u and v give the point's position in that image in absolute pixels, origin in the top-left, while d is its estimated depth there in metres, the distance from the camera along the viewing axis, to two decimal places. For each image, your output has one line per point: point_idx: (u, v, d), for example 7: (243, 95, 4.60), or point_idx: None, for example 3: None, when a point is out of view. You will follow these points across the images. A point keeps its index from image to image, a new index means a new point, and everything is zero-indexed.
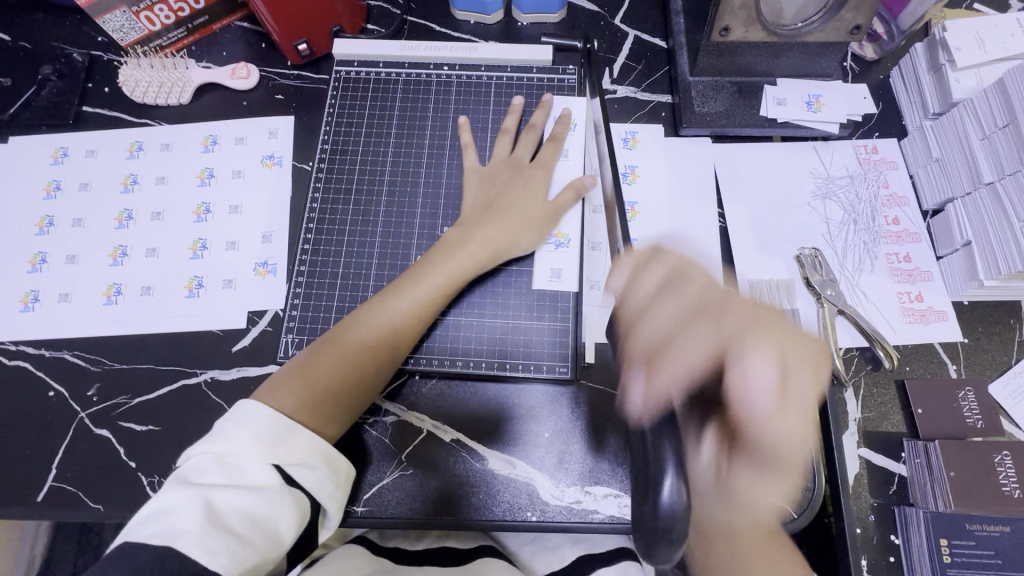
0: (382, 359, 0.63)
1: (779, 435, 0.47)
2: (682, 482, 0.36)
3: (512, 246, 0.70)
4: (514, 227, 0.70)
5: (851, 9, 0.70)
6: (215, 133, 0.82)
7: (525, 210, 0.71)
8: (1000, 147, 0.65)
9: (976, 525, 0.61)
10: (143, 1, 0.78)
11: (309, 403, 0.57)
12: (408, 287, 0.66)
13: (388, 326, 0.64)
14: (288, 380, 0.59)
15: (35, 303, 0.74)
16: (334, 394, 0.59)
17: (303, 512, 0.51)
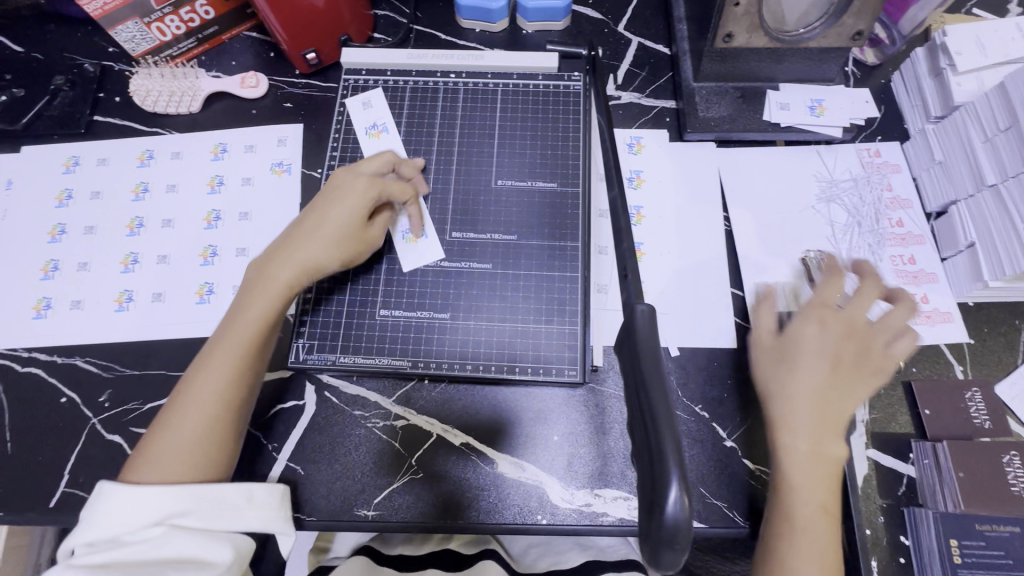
0: (228, 408, 0.60)
1: (810, 512, 0.57)
2: (685, 493, 0.35)
3: (327, 265, 0.66)
4: (331, 244, 0.66)
5: (852, 15, 0.71)
6: (225, 142, 0.83)
7: (345, 224, 0.67)
8: (1002, 149, 0.66)
9: (986, 525, 0.61)
10: (155, 13, 0.80)
11: (181, 465, 0.57)
12: (243, 313, 0.63)
13: (219, 381, 0.60)
14: (150, 455, 0.57)
15: (47, 310, 0.75)
16: (195, 457, 0.58)
17: (200, 543, 0.54)
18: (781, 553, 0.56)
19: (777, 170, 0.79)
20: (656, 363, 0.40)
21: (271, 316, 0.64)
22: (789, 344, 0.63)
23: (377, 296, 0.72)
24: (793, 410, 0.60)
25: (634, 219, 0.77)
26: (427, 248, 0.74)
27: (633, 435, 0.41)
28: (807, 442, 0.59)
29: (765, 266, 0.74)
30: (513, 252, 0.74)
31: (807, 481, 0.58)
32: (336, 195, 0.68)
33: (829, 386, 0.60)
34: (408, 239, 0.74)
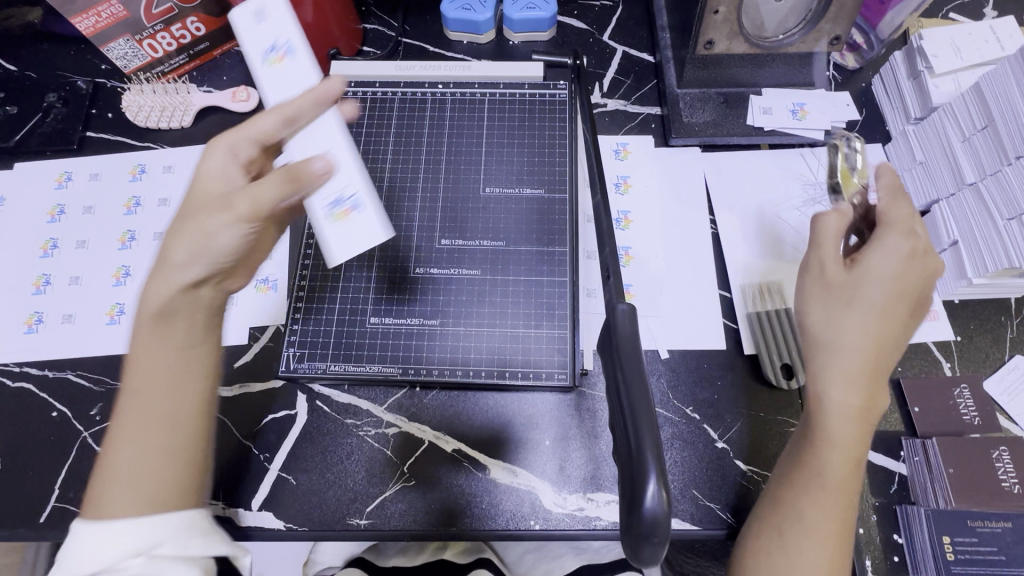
0: (139, 439, 0.50)
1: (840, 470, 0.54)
2: (663, 487, 0.36)
3: (182, 247, 0.51)
4: (214, 204, 0.51)
5: (829, 20, 0.73)
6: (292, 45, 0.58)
7: (200, 202, 0.53)
8: (979, 148, 0.67)
9: (978, 522, 0.61)
10: (146, 30, 0.81)
11: (143, 501, 0.49)
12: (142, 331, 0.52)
13: (131, 419, 0.51)
14: (103, 500, 0.49)
15: (39, 325, 0.75)
16: (155, 486, 0.50)
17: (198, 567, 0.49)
18: (797, 507, 0.55)
19: (762, 172, 0.80)
20: (637, 359, 0.41)
21: (157, 328, 0.52)
22: (861, 283, 0.56)
23: (367, 303, 0.73)
24: (841, 349, 0.55)
25: (623, 224, 0.77)
26: (367, 219, 0.54)
27: (614, 430, 0.42)
28: (846, 383, 0.54)
29: (752, 268, 0.75)
30: (502, 258, 0.75)
31: (841, 433, 0.54)
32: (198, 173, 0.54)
33: (892, 325, 0.55)
34: (336, 216, 0.55)
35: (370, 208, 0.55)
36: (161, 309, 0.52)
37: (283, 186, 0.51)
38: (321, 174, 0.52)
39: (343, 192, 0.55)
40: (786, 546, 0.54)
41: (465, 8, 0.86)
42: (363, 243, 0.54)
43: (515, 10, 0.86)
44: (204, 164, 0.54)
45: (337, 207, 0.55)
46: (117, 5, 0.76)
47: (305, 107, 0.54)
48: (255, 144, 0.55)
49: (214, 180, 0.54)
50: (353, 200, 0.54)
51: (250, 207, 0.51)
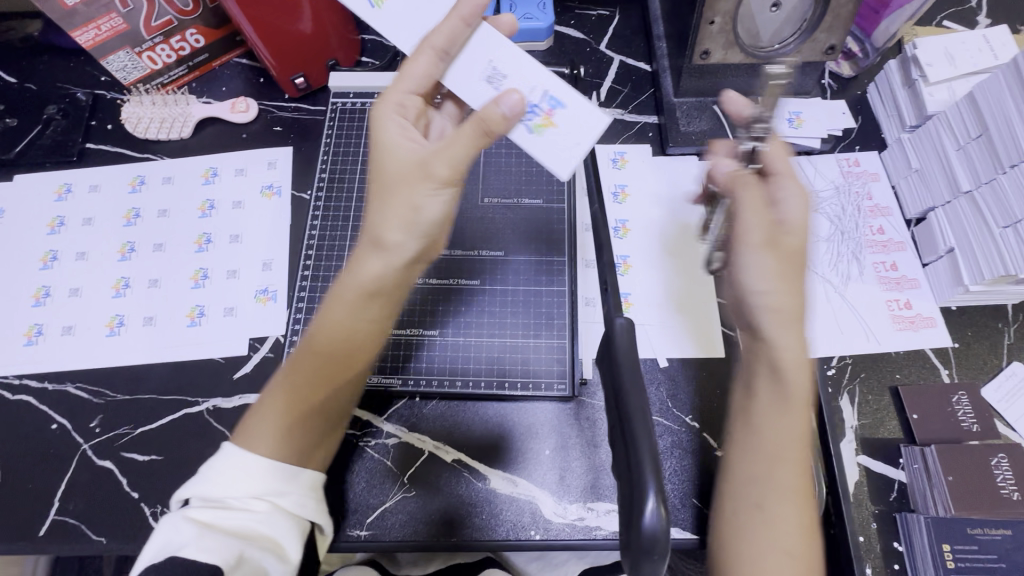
0: (313, 387, 0.57)
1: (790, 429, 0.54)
2: (661, 503, 0.36)
3: (387, 223, 0.55)
4: (428, 185, 0.54)
5: (824, 30, 0.73)
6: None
7: (397, 169, 0.56)
8: (975, 156, 0.67)
9: (977, 529, 0.61)
10: (146, 42, 0.81)
11: (282, 442, 0.56)
12: (344, 297, 0.56)
13: (310, 366, 0.57)
14: (258, 420, 0.57)
15: (38, 337, 0.75)
16: (292, 434, 0.56)
17: (302, 528, 0.55)
18: (772, 474, 0.53)
19: None
20: (635, 374, 0.41)
21: (357, 304, 0.56)
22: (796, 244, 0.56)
23: None
24: (783, 308, 0.54)
25: (620, 233, 0.78)
26: (572, 117, 0.57)
27: (615, 446, 0.42)
28: (796, 338, 0.55)
29: None
30: (502, 267, 0.75)
31: (801, 390, 0.54)
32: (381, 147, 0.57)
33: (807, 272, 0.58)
34: (538, 126, 0.57)
35: (572, 105, 0.57)
36: (364, 282, 0.56)
37: (475, 136, 0.53)
38: (512, 112, 0.53)
39: (535, 100, 0.57)
40: (769, 518, 0.52)
41: None
42: (586, 138, 0.57)
43: None
44: (376, 133, 0.58)
45: (535, 119, 0.57)
46: (117, 18, 0.77)
47: (451, 28, 0.56)
48: (415, 93, 0.59)
49: (388, 147, 0.57)
50: (547, 105, 0.57)
51: (452, 158, 0.54)
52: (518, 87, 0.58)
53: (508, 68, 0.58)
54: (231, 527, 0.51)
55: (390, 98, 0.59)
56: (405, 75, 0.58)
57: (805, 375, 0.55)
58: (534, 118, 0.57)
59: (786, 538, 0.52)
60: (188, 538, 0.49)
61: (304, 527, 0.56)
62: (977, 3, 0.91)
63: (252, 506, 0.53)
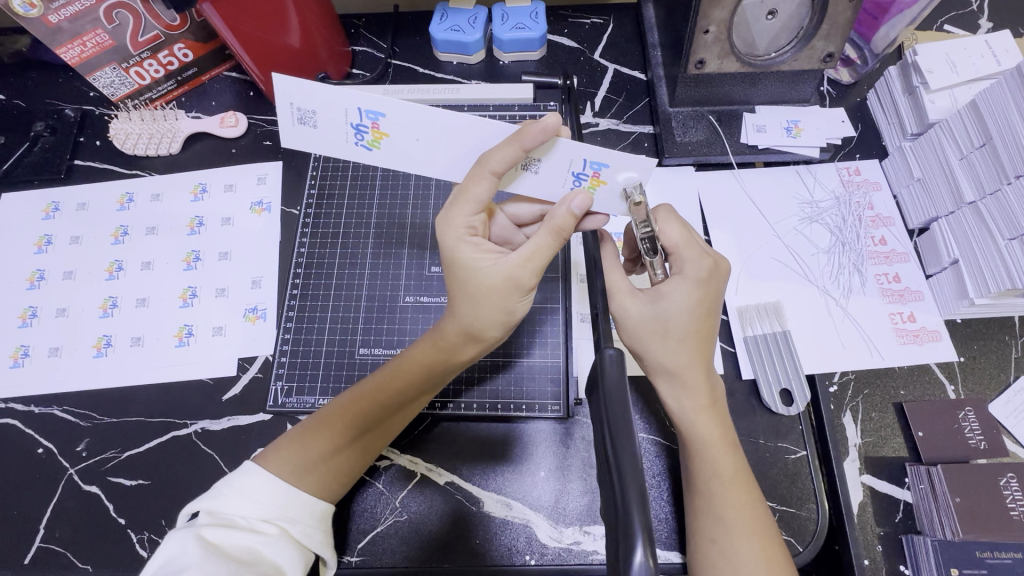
0: (362, 430, 0.58)
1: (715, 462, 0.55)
2: (651, 554, 0.34)
3: (477, 316, 0.56)
4: (523, 295, 0.56)
5: (821, 38, 0.72)
6: (376, 109, 0.51)
7: (487, 290, 0.55)
8: (978, 166, 0.65)
9: (986, 552, 0.59)
10: (132, 58, 0.80)
11: (307, 470, 0.56)
12: (420, 357, 0.59)
13: (369, 411, 0.58)
14: (291, 442, 0.57)
15: (25, 358, 0.74)
16: (323, 466, 0.57)
17: (307, 556, 0.54)
18: (712, 505, 0.53)
19: (756, 192, 0.79)
20: (626, 422, 0.41)
21: (430, 365, 0.59)
22: (667, 313, 0.56)
23: (356, 335, 0.73)
24: (673, 367, 0.56)
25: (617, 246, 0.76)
26: (620, 169, 0.53)
27: (604, 491, 0.41)
28: (690, 382, 0.56)
29: (748, 290, 0.74)
30: None
31: (707, 430, 0.56)
32: (467, 262, 0.56)
33: (702, 342, 0.57)
34: (589, 187, 0.56)
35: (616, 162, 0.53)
36: (447, 353, 0.59)
37: (559, 242, 0.54)
38: (581, 210, 0.53)
39: (579, 169, 0.54)
40: (725, 549, 0.52)
41: (454, 29, 0.85)
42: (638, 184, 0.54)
43: (505, 31, 0.85)
44: (454, 255, 0.56)
45: (583, 180, 0.55)
46: (103, 34, 0.76)
47: (508, 154, 0.50)
48: (478, 213, 0.55)
49: (468, 263, 0.56)
50: (592, 165, 0.54)
51: (542, 265, 0.55)
52: (557, 168, 0.55)
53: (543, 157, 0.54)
54: (236, 551, 0.49)
55: (454, 221, 0.55)
56: (466, 199, 0.54)
57: (715, 408, 0.56)
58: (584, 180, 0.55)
59: (747, 566, 0.50)
60: (195, 557, 0.47)
61: (306, 558, 0.54)
62: (979, 5, 0.89)
63: (261, 528, 0.52)
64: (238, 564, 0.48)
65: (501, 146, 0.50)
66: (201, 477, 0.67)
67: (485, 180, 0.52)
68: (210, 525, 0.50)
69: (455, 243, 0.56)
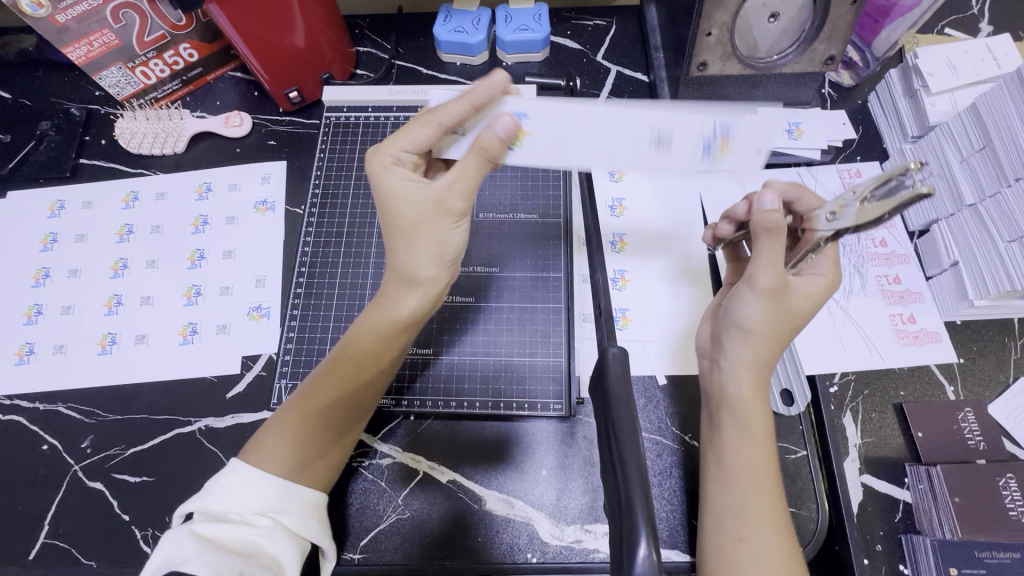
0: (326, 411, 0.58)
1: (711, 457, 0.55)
2: (654, 550, 0.35)
3: (421, 263, 0.56)
4: (454, 227, 0.56)
5: (823, 41, 0.72)
6: (522, 111, 0.55)
7: (414, 216, 0.55)
8: (978, 169, 0.66)
9: (985, 552, 0.59)
10: (138, 58, 0.81)
11: (292, 465, 0.56)
12: (371, 327, 0.58)
13: (333, 393, 0.58)
14: (269, 437, 0.57)
15: (30, 355, 0.74)
16: (305, 456, 0.57)
17: (303, 547, 0.55)
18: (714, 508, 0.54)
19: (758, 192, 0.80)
20: (630, 422, 0.41)
21: (387, 339, 0.58)
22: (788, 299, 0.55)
23: None
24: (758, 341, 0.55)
25: (618, 247, 0.77)
26: (749, 128, 0.55)
27: (608, 487, 0.42)
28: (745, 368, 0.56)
29: None
30: (498, 285, 0.76)
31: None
32: (401, 196, 0.56)
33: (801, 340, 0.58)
34: (718, 154, 0.56)
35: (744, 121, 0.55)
36: (401, 320, 0.58)
37: (485, 168, 0.54)
38: (507, 135, 0.52)
39: (708, 134, 0.55)
40: (727, 550, 0.52)
41: (458, 31, 0.86)
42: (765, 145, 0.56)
43: (508, 32, 0.86)
44: (386, 190, 0.56)
45: (713, 146, 0.55)
46: (109, 34, 0.76)
47: (460, 108, 0.54)
48: (412, 151, 0.57)
49: (398, 190, 0.56)
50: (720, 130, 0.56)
51: (469, 190, 0.54)
52: (687, 138, 0.55)
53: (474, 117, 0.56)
54: (232, 543, 0.50)
55: (385, 153, 0.57)
56: (406, 138, 0.56)
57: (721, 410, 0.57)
58: (710, 142, 0.56)
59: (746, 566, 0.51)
60: (190, 551, 0.47)
61: (302, 547, 0.55)
62: (979, 9, 0.90)
63: (255, 521, 0.52)
64: (236, 555, 0.49)
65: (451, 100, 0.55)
66: (206, 475, 0.68)
67: (432, 123, 0.55)
68: (204, 522, 0.51)
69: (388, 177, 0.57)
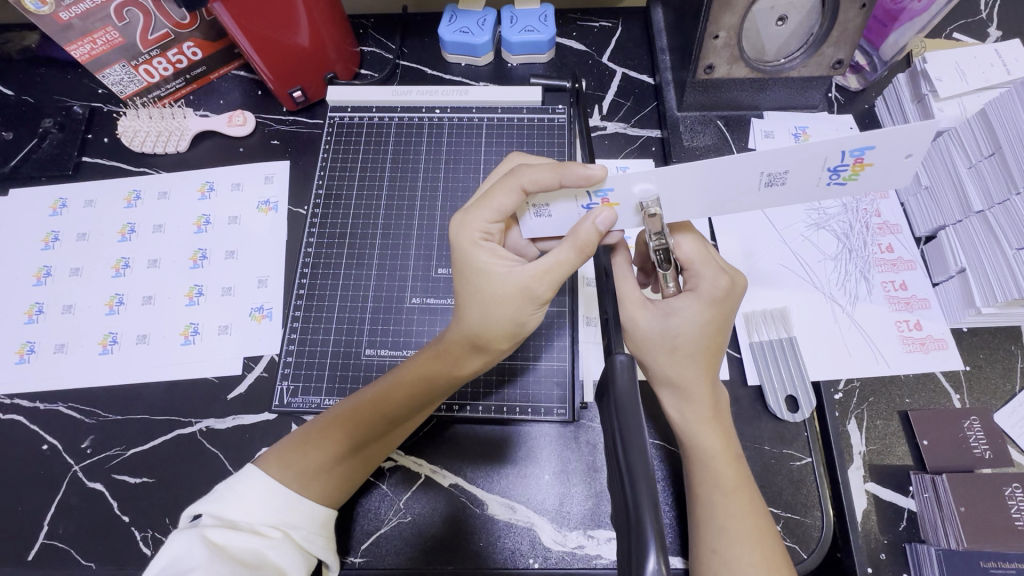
0: (362, 441, 0.58)
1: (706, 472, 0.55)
2: (663, 562, 0.35)
3: (486, 332, 0.57)
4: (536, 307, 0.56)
5: (831, 44, 0.72)
6: (608, 187, 0.50)
7: (499, 298, 0.55)
8: (987, 175, 0.65)
9: (991, 562, 0.59)
10: (141, 56, 0.80)
11: (309, 478, 0.56)
12: (423, 370, 0.58)
13: (373, 423, 0.58)
14: (293, 448, 0.57)
15: (31, 355, 0.74)
16: (325, 476, 0.57)
17: (309, 561, 0.54)
18: (714, 517, 0.53)
19: None
20: (640, 432, 0.41)
21: (435, 382, 0.59)
22: (676, 332, 0.56)
23: (362, 335, 0.73)
24: (678, 380, 0.57)
25: None
26: (891, 143, 0.44)
27: (616, 496, 0.41)
28: (701, 394, 0.56)
29: (754, 295, 0.74)
30: None
31: (709, 443, 0.56)
32: (473, 270, 0.56)
33: (711, 360, 0.57)
34: (850, 175, 0.47)
35: (883, 137, 0.44)
36: (454, 373, 0.59)
37: (581, 259, 0.53)
38: (606, 227, 0.51)
39: (836, 162, 0.45)
40: (725, 560, 0.51)
41: (463, 31, 0.86)
42: (920, 147, 0.44)
43: (514, 33, 0.85)
44: (466, 257, 0.56)
45: (843, 170, 0.46)
46: (114, 32, 0.76)
47: (545, 180, 0.50)
48: (497, 220, 0.55)
49: (477, 261, 0.56)
50: (860, 150, 0.44)
51: (558, 279, 0.54)
52: (806, 173, 0.46)
53: (552, 201, 0.54)
54: (242, 552, 0.50)
55: (471, 225, 0.56)
56: (489, 204, 0.54)
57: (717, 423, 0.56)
58: (842, 168, 0.46)
59: None
60: (200, 558, 0.47)
61: (309, 563, 0.54)
62: (987, 13, 0.89)
63: (266, 532, 0.52)
64: (243, 565, 0.49)
65: (541, 169, 0.50)
66: (206, 476, 0.67)
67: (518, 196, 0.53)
68: (214, 526, 0.50)
69: (456, 239, 0.57)
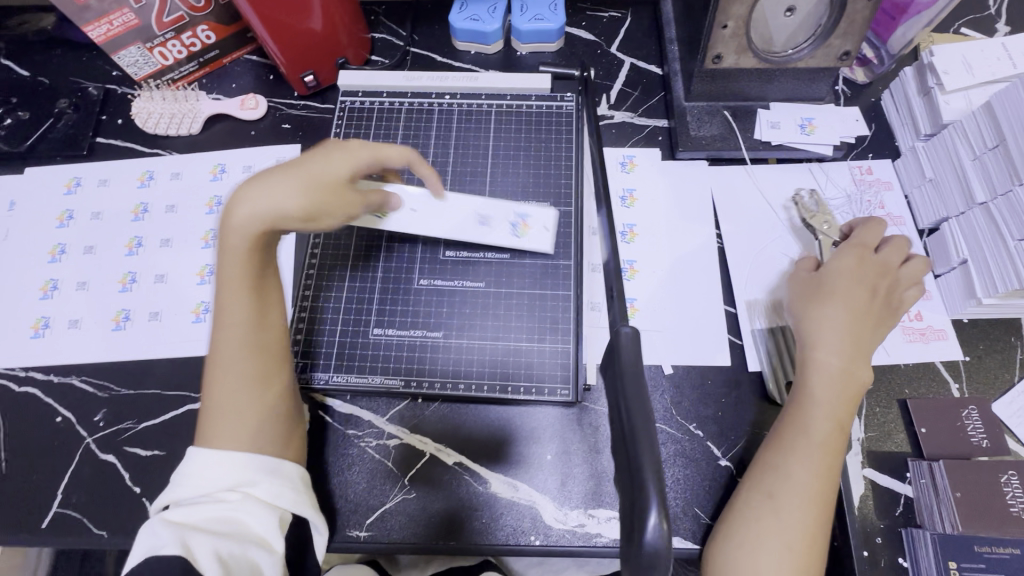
0: (249, 370, 0.58)
1: (821, 423, 0.60)
2: (664, 519, 0.36)
3: (291, 203, 0.55)
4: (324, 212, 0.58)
5: (839, 36, 0.73)
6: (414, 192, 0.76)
7: (310, 177, 0.57)
8: (991, 168, 0.66)
9: (985, 547, 0.60)
10: (156, 38, 0.82)
11: (248, 436, 0.57)
12: (226, 255, 0.57)
13: (231, 338, 0.58)
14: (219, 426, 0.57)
15: (45, 329, 0.75)
16: (257, 422, 0.57)
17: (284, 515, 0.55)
18: (786, 463, 0.60)
19: (769, 186, 0.80)
20: (639, 390, 0.42)
21: (243, 250, 0.56)
22: (825, 279, 0.67)
23: (370, 315, 0.74)
24: (815, 330, 0.65)
25: (628, 237, 0.77)
26: (541, 219, 0.76)
27: (619, 459, 0.43)
28: (839, 355, 0.63)
29: (759, 283, 0.74)
30: (506, 271, 0.76)
31: (821, 399, 0.61)
32: (298, 171, 0.58)
33: (861, 316, 0.65)
34: (522, 232, 0.75)
35: (535, 211, 0.76)
36: (247, 229, 0.55)
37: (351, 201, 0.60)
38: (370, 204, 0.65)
39: (512, 218, 0.75)
40: (775, 507, 0.58)
41: (473, 19, 0.86)
42: (552, 221, 0.76)
43: (524, 21, 0.86)
44: (296, 164, 0.59)
45: (517, 227, 0.75)
46: (129, 13, 0.78)
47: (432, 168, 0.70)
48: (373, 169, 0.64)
49: (333, 168, 0.59)
50: (524, 216, 0.75)
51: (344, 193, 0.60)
52: (500, 215, 0.75)
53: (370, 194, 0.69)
54: (209, 523, 0.51)
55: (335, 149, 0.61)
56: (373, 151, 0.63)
57: (831, 391, 0.61)
58: (517, 225, 0.75)
59: (788, 527, 0.57)
60: (165, 539, 0.48)
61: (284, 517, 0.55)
62: (997, 9, 0.89)
63: (227, 496, 0.53)
64: (212, 534, 0.50)
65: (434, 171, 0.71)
66: None
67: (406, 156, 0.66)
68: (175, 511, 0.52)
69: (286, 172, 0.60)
